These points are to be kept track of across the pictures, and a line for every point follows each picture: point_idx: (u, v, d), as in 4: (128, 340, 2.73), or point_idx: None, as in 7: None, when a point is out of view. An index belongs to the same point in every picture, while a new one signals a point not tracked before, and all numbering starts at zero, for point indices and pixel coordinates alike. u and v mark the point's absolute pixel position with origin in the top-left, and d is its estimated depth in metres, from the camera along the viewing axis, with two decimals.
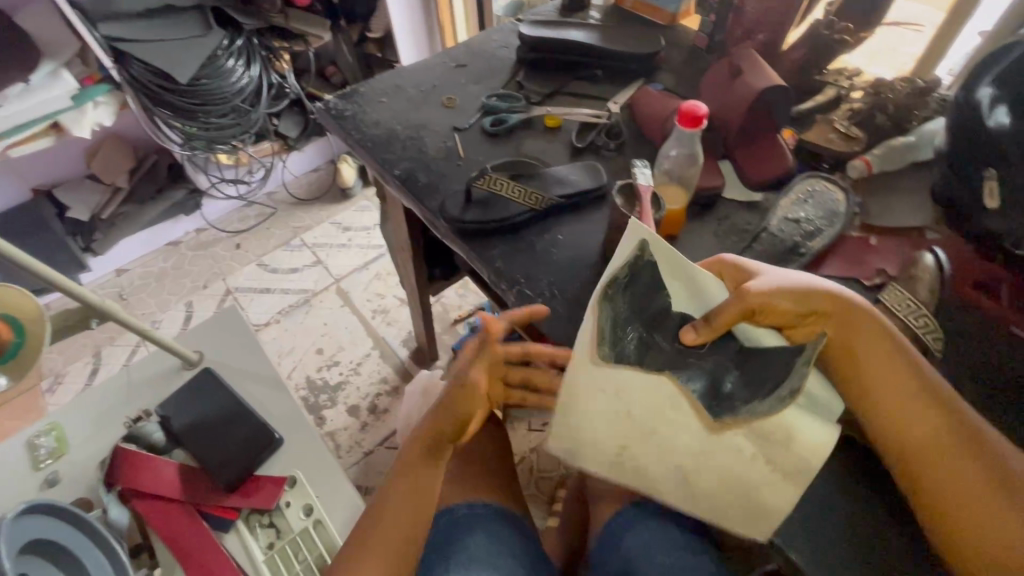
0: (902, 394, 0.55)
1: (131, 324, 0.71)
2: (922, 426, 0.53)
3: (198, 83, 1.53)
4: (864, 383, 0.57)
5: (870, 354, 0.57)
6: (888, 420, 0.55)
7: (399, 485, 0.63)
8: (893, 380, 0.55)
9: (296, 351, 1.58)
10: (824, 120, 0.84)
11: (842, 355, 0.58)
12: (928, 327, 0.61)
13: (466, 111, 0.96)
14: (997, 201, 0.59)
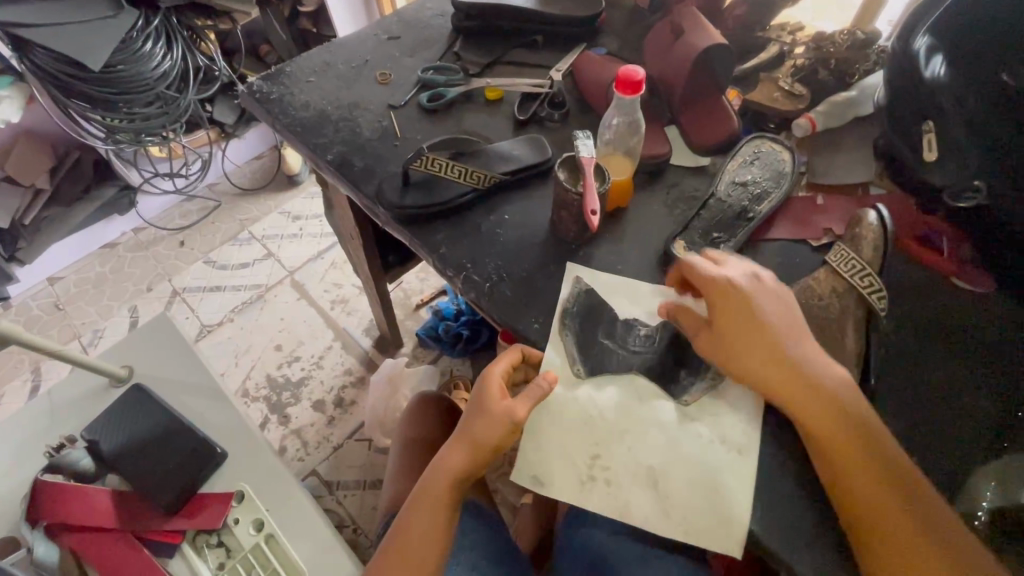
0: (827, 416, 0.53)
1: (43, 345, 0.64)
2: (856, 445, 0.52)
3: (113, 69, 1.39)
4: (798, 406, 0.54)
5: (799, 375, 0.54)
6: (829, 442, 0.52)
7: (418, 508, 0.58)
8: (825, 396, 0.54)
9: (253, 350, 1.49)
10: (769, 78, 0.82)
11: (770, 378, 0.55)
12: (875, 287, 0.60)
13: (401, 87, 0.90)
14: (935, 153, 0.59)
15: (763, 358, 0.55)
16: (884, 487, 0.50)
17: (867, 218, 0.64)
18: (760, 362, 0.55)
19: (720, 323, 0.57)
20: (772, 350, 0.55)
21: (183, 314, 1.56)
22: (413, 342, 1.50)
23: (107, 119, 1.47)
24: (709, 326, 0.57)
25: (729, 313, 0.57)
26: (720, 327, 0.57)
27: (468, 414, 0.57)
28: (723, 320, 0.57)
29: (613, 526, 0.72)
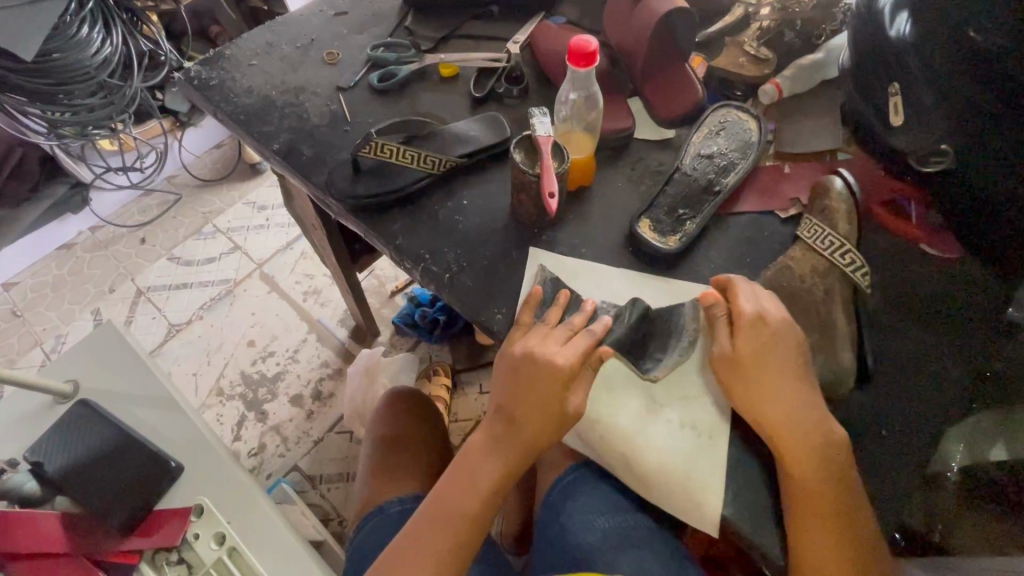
0: (806, 449, 0.51)
1: None
2: (814, 453, 0.51)
3: (49, 58, 1.26)
4: (765, 411, 0.52)
5: (775, 381, 0.53)
6: (787, 448, 0.52)
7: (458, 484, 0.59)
8: (798, 423, 0.52)
9: (224, 348, 1.44)
10: (734, 42, 0.79)
11: (755, 386, 0.53)
12: (856, 263, 0.59)
13: (350, 67, 0.84)
14: (901, 117, 0.57)
15: (755, 368, 0.53)
16: (827, 498, 0.50)
17: (831, 185, 0.64)
18: (748, 373, 0.53)
19: (746, 352, 0.54)
20: (760, 358, 0.53)
21: (149, 314, 1.50)
22: (390, 331, 1.46)
23: (48, 113, 1.36)
24: (733, 356, 0.54)
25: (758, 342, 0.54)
26: (742, 360, 0.54)
27: (519, 382, 0.55)
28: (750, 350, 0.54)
29: (594, 513, 0.69)
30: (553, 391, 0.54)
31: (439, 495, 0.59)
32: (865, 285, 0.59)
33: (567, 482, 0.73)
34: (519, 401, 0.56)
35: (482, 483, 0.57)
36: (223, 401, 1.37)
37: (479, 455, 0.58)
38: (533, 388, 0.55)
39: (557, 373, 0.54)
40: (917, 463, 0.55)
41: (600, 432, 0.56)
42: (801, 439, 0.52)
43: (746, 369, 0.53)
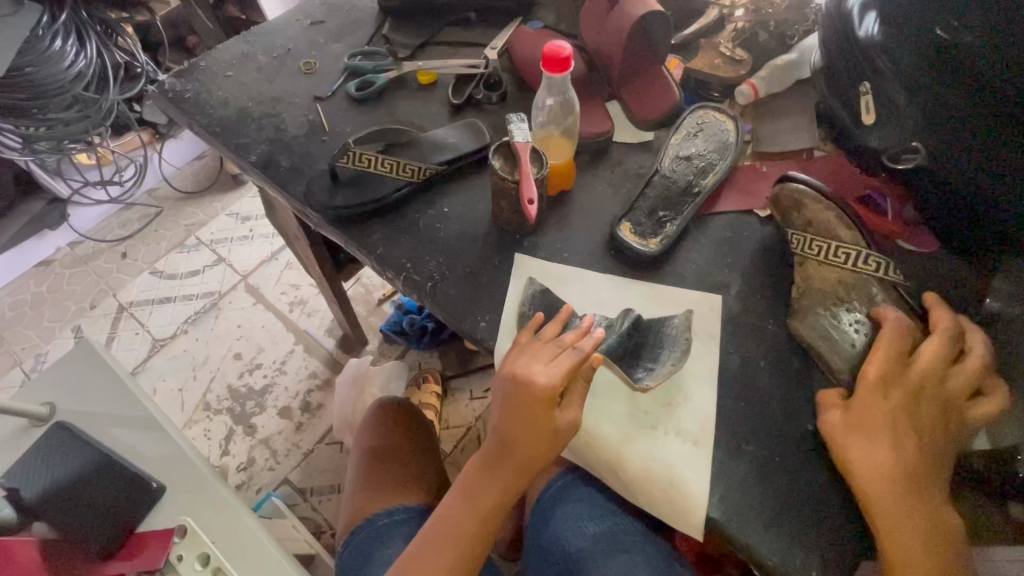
0: (885, 476, 0.49)
1: None
2: (899, 492, 0.49)
3: (20, 72, 1.25)
4: (861, 460, 0.50)
5: (883, 420, 0.51)
6: (878, 496, 0.49)
7: (460, 502, 0.57)
8: (874, 455, 0.50)
9: (210, 362, 1.42)
10: (710, 44, 0.80)
11: (861, 433, 0.51)
12: (882, 264, 0.57)
13: (328, 76, 0.84)
14: (873, 115, 0.57)
15: (871, 409, 0.51)
16: (918, 529, 0.48)
17: (801, 191, 0.60)
18: (865, 412, 0.51)
19: (864, 391, 0.52)
20: (876, 403, 0.51)
21: (132, 330, 1.47)
22: (379, 339, 1.44)
23: (22, 128, 1.34)
24: (859, 401, 0.52)
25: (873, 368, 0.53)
26: (862, 397, 0.52)
27: (509, 407, 0.54)
28: (860, 395, 0.52)
29: (583, 519, 0.68)
30: (539, 410, 0.52)
31: (435, 526, 0.58)
32: (899, 280, 0.57)
33: (556, 488, 0.73)
34: (511, 426, 0.54)
35: (477, 509, 0.56)
36: (211, 416, 1.35)
37: (477, 485, 0.57)
38: (522, 410, 0.53)
39: (542, 393, 0.52)
40: None
41: (587, 439, 0.56)
42: (875, 465, 0.49)
43: (857, 407, 0.52)
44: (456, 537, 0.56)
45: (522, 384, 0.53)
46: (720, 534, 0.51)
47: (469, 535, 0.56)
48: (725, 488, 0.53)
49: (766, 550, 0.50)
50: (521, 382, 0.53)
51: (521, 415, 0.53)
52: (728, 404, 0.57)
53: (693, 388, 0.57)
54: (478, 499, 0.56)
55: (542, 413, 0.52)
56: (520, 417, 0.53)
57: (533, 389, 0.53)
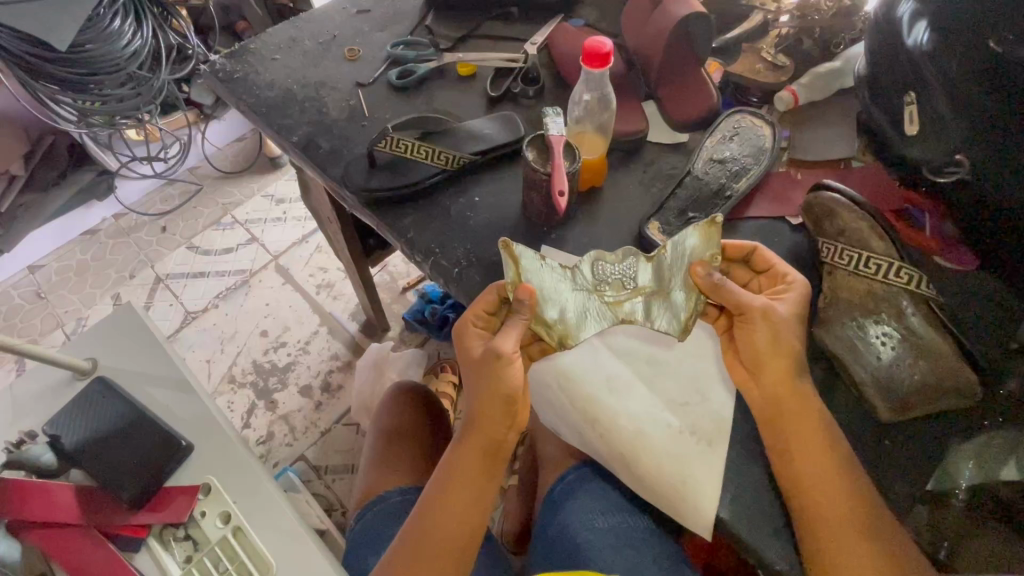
0: (819, 475, 0.50)
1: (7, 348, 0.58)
2: (842, 509, 0.50)
3: (81, 49, 1.31)
4: (804, 475, 0.51)
5: (819, 433, 0.52)
6: (818, 507, 0.50)
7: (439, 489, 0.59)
8: (805, 458, 0.51)
9: (238, 336, 1.47)
10: (752, 49, 0.79)
11: (799, 452, 0.51)
12: (914, 278, 0.55)
13: (371, 64, 0.86)
14: (916, 126, 0.56)
15: (795, 419, 0.52)
16: (857, 545, 0.49)
17: (835, 200, 0.59)
18: (795, 422, 0.52)
19: (785, 396, 0.53)
20: (811, 419, 0.52)
21: (167, 301, 1.53)
22: (400, 326, 1.47)
23: (79, 102, 1.39)
24: (788, 414, 0.53)
25: (770, 346, 0.54)
26: (787, 401, 0.53)
27: (477, 379, 0.57)
28: (788, 402, 0.53)
29: (593, 512, 0.70)
30: (487, 370, 0.56)
31: (420, 521, 0.58)
32: (931, 294, 0.54)
33: (568, 481, 0.75)
34: (475, 392, 0.57)
35: (458, 486, 0.58)
36: (235, 388, 1.39)
37: (453, 470, 0.58)
38: (475, 373, 0.57)
39: (504, 355, 0.55)
40: (924, 473, 0.55)
41: (603, 431, 0.57)
42: (810, 465, 0.51)
43: (784, 421, 0.53)
44: (450, 523, 0.57)
45: (498, 355, 0.55)
46: (731, 537, 0.51)
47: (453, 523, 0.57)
48: (739, 491, 0.52)
49: (774, 556, 0.50)
50: (498, 355, 0.55)
51: (493, 385, 0.56)
52: (745, 408, 0.57)
53: (711, 390, 0.57)
54: (460, 485, 0.58)
55: (497, 369, 0.56)
56: (492, 386, 0.56)
57: (504, 356, 0.55)
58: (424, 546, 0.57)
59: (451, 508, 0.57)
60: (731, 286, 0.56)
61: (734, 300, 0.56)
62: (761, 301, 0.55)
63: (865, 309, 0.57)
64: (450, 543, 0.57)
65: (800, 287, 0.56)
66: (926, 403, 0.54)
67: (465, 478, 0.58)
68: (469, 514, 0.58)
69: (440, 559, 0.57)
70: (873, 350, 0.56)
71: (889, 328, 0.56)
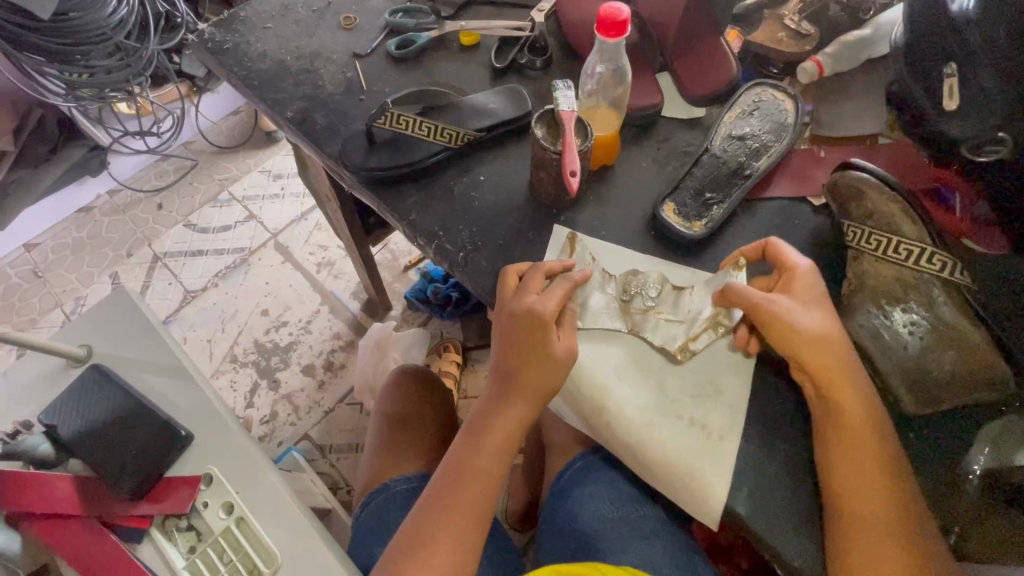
0: (862, 471, 0.49)
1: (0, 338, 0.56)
2: (880, 508, 0.48)
3: (65, 17, 1.25)
4: (846, 467, 0.49)
5: (867, 430, 0.50)
6: (856, 505, 0.48)
7: (461, 464, 0.57)
8: (849, 453, 0.49)
9: (238, 315, 1.45)
10: (774, 16, 0.74)
11: (846, 446, 0.50)
12: (947, 264, 0.52)
13: (368, 32, 0.81)
14: (955, 100, 0.51)
15: (847, 414, 0.50)
16: (894, 546, 0.48)
17: (860, 181, 0.57)
18: (848, 417, 0.50)
19: (836, 383, 0.51)
20: (863, 415, 0.50)
21: (165, 280, 1.50)
22: (403, 305, 1.44)
23: (65, 74, 1.34)
24: (839, 404, 0.50)
25: (814, 339, 0.52)
26: (836, 392, 0.51)
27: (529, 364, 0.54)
28: (837, 394, 0.51)
29: (601, 501, 0.69)
30: (545, 351, 0.54)
31: (437, 495, 0.56)
32: (967, 282, 0.52)
33: (574, 470, 0.74)
34: (520, 374, 0.55)
35: (484, 458, 0.56)
36: (237, 368, 1.38)
37: (479, 440, 0.57)
38: (522, 350, 0.54)
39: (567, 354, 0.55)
40: (942, 466, 0.53)
41: (608, 423, 0.54)
42: (853, 459, 0.49)
43: (832, 413, 0.51)
44: (472, 498, 0.56)
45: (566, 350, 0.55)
46: (745, 532, 0.50)
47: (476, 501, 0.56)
48: (756, 486, 0.51)
49: (791, 551, 0.49)
50: (566, 350, 0.55)
51: (546, 375, 0.54)
52: (760, 399, 0.55)
53: (727, 383, 0.55)
54: (483, 460, 0.56)
55: (559, 364, 0.54)
56: (544, 376, 0.54)
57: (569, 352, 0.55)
58: (439, 523, 0.54)
59: (473, 484, 0.56)
60: (751, 292, 0.54)
61: (746, 302, 0.54)
62: (772, 304, 0.53)
63: (891, 296, 0.54)
64: (469, 518, 0.55)
65: (803, 275, 0.55)
66: (954, 395, 0.52)
67: (488, 453, 0.56)
68: (487, 493, 0.56)
69: (461, 529, 0.55)
70: (899, 341, 0.54)
71: (915, 316, 0.53)
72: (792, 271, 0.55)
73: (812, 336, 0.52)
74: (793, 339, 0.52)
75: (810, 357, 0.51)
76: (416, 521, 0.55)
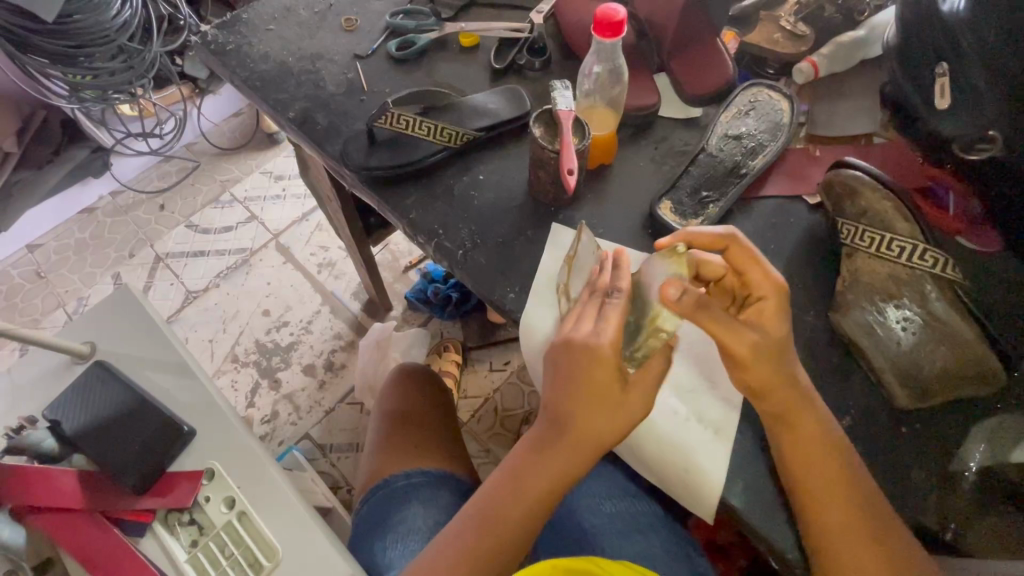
0: (828, 489, 0.49)
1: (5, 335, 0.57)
2: (853, 520, 0.48)
3: (69, 19, 1.26)
4: (809, 486, 0.49)
5: (824, 447, 0.50)
6: (828, 521, 0.48)
7: (503, 505, 0.52)
8: (811, 472, 0.49)
9: (240, 315, 1.45)
10: (770, 17, 0.75)
11: (807, 464, 0.49)
12: (939, 261, 0.53)
13: (369, 34, 0.82)
14: (948, 99, 0.52)
15: (807, 432, 0.50)
16: (873, 553, 0.48)
17: (855, 179, 0.58)
18: (808, 436, 0.50)
19: (789, 407, 0.50)
20: (819, 434, 0.50)
21: (167, 281, 1.51)
22: (403, 305, 1.45)
23: (69, 76, 1.35)
24: (793, 425, 0.50)
25: (768, 367, 0.50)
26: (789, 416, 0.50)
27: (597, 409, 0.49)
28: (793, 415, 0.50)
29: (599, 497, 0.70)
30: (613, 387, 0.49)
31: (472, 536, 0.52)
32: (958, 278, 0.52)
33: None
34: (587, 420, 0.49)
35: (536, 484, 0.51)
36: (238, 368, 1.39)
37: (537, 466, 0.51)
38: (593, 394, 0.49)
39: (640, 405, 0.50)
40: (938, 461, 0.54)
41: None
42: (817, 478, 0.49)
43: (790, 433, 0.50)
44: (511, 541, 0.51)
45: (641, 400, 0.50)
46: (741, 525, 0.51)
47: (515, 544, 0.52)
48: (751, 480, 0.52)
49: (785, 544, 0.50)
50: (641, 400, 0.50)
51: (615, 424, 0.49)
52: None
53: (724, 378, 0.56)
54: (530, 502, 0.51)
55: (629, 413, 0.50)
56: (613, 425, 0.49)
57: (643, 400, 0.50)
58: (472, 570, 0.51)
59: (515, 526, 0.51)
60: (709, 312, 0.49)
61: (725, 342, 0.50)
62: (729, 329, 0.49)
63: (885, 292, 0.55)
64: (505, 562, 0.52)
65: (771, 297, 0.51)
66: (944, 390, 0.53)
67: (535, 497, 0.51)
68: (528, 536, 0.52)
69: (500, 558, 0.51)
70: (893, 336, 0.54)
71: (909, 312, 0.54)
72: (755, 270, 0.52)
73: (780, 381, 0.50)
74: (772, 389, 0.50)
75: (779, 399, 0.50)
76: (455, 549, 0.51)
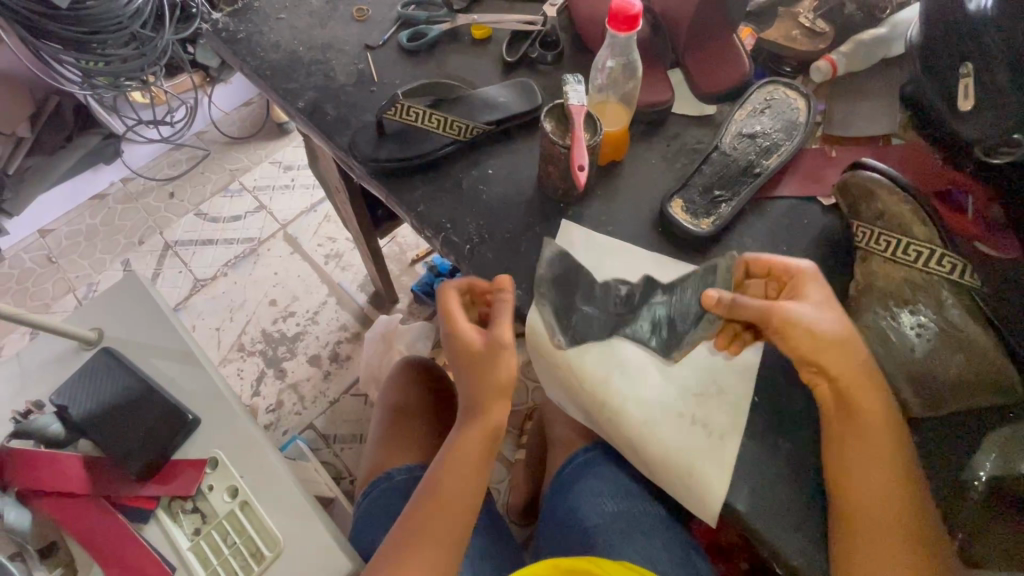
0: (870, 478, 0.49)
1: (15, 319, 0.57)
2: (881, 511, 0.49)
3: (83, 5, 1.26)
4: (848, 474, 0.49)
5: (882, 438, 0.50)
6: (856, 510, 0.49)
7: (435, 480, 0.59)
8: (858, 459, 0.49)
9: (247, 304, 1.46)
10: (789, 14, 0.74)
11: (853, 452, 0.50)
12: (958, 266, 0.53)
13: (380, 24, 0.81)
14: (970, 100, 0.51)
15: (856, 418, 0.50)
16: (893, 548, 0.49)
17: (871, 181, 0.57)
18: (860, 428, 0.50)
19: (855, 389, 0.51)
20: (875, 423, 0.50)
21: (175, 269, 1.52)
22: (409, 298, 1.45)
23: (82, 62, 1.35)
24: (852, 409, 0.50)
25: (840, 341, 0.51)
26: (848, 403, 0.51)
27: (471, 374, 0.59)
28: (854, 396, 0.51)
29: (602, 496, 0.70)
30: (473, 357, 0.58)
31: (414, 511, 0.58)
32: (976, 284, 0.52)
33: (576, 463, 0.75)
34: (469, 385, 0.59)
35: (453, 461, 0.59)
36: (243, 357, 1.40)
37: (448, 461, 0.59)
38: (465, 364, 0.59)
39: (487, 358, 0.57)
40: (947, 471, 0.53)
41: (610, 418, 0.55)
42: (864, 466, 0.49)
43: (842, 419, 0.51)
44: (445, 505, 0.57)
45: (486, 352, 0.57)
46: (745, 530, 0.50)
47: (451, 513, 0.57)
48: (756, 484, 0.51)
49: (793, 552, 0.49)
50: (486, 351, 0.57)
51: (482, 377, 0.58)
52: (762, 399, 0.55)
53: (733, 383, 0.55)
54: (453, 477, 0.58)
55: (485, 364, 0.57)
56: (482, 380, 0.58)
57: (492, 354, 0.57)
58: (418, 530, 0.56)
59: (443, 496, 0.58)
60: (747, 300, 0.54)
61: (757, 308, 0.53)
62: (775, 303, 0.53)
63: (900, 297, 0.54)
64: (445, 524, 0.57)
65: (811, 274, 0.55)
66: (961, 399, 0.52)
67: (458, 466, 0.59)
68: (465, 502, 0.58)
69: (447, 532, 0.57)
70: (907, 341, 0.53)
71: (924, 318, 0.53)
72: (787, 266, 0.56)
73: (846, 342, 0.52)
74: (839, 356, 0.51)
75: (852, 375, 0.51)
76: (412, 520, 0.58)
